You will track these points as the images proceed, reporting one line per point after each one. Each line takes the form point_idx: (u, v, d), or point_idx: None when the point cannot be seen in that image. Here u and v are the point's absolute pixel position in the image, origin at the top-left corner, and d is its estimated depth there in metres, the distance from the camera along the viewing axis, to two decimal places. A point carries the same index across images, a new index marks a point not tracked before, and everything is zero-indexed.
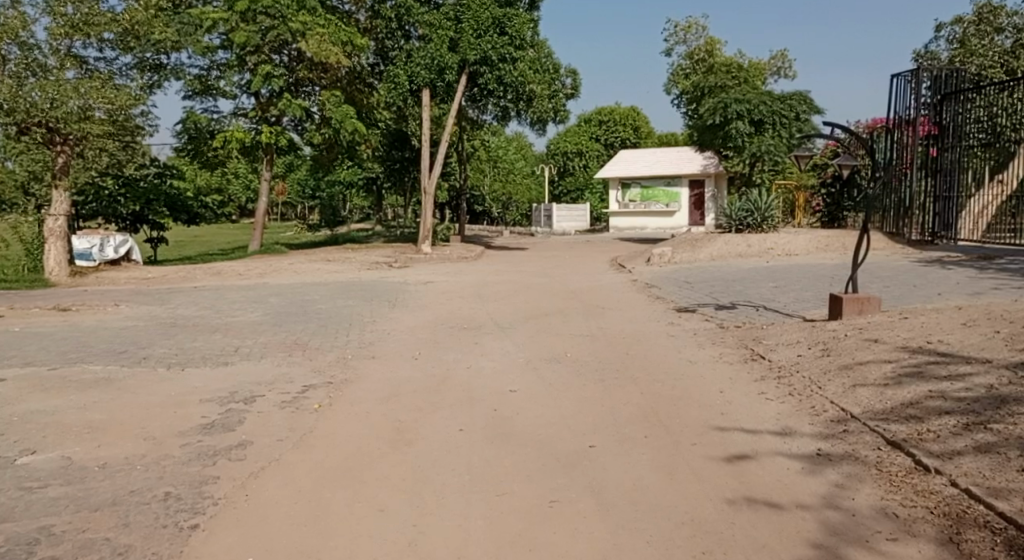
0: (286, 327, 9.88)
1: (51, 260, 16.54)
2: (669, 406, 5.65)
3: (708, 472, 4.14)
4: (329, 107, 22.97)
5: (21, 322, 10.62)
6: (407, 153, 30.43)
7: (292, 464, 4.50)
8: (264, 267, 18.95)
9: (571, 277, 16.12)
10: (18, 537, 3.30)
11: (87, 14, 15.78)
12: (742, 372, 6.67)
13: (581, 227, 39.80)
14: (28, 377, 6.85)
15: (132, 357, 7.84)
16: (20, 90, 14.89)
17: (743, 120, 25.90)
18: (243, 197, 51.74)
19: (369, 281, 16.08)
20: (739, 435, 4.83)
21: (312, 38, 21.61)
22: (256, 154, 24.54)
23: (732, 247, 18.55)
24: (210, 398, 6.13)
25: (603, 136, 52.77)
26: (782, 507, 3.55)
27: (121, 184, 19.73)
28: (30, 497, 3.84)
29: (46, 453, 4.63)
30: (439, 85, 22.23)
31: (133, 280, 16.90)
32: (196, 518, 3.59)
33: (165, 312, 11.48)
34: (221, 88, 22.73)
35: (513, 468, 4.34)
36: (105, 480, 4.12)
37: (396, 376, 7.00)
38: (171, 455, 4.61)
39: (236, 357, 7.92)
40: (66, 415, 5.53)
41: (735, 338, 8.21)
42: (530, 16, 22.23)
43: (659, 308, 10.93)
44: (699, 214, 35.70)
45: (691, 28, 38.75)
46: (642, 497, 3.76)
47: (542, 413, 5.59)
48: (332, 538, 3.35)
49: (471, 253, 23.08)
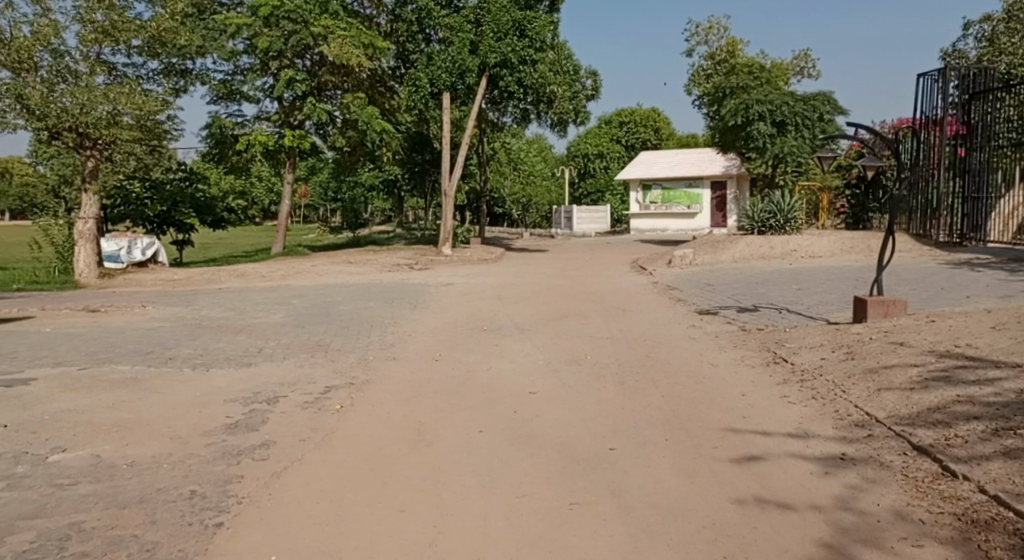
0: (308, 328, 9.98)
1: (81, 262, 16.80)
2: (690, 409, 5.64)
3: (728, 475, 4.12)
4: (353, 110, 23.29)
5: (53, 323, 10.82)
6: (428, 156, 30.50)
7: (315, 465, 4.54)
8: (286, 269, 19.16)
9: (592, 279, 16.09)
10: (51, 533, 3.38)
11: (116, 20, 16.02)
12: (763, 376, 6.61)
13: (602, 228, 39.77)
14: (59, 377, 7.00)
15: (159, 358, 7.96)
16: (51, 96, 15.20)
17: (765, 122, 25.39)
18: (265, 198, 52.34)
19: (390, 283, 16.13)
20: (759, 438, 4.80)
21: (334, 42, 21.76)
22: (279, 159, 24.80)
23: (755, 250, 18.39)
24: (234, 398, 6.21)
25: (625, 138, 52.62)
26: (797, 510, 3.53)
27: (147, 186, 20.17)
28: (61, 494, 3.92)
29: (76, 451, 4.72)
30: (459, 88, 22.23)
31: (160, 282, 17.16)
32: (221, 516, 3.64)
33: (191, 313, 11.64)
34: (245, 93, 23.02)
35: (534, 469, 4.35)
36: (133, 478, 4.21)
37: (416, 378, 7.05)
38: (196, 454, 4.69)
39: (259, 357, 8.01)
40: (97, 415, 5.64)
41: (757, 341, 8.17)
42: (551, 18, 22.25)
43: (681, 311, 10.88)
44: (720, 216, 35.50)
45: (712, 28, 38.57)
46: (662, 500, 3.76)
47: (563, 415, 5.59)
48: (355, 539, 3.38)
49: (491, 256, 23.15)
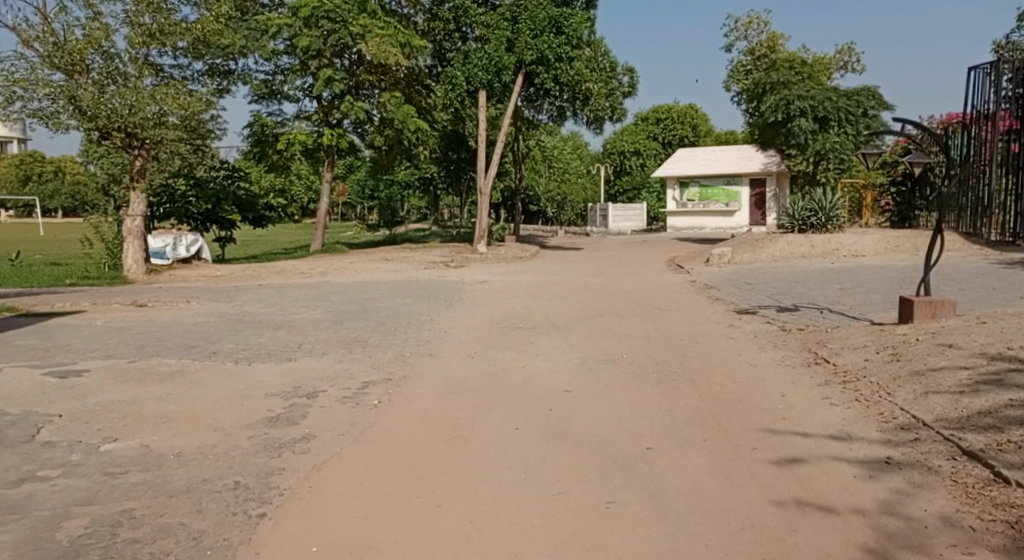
0: (346, 324, 10.12)
1: (129, 258, 17.31)
2: (729, 409, 5.57)
3: (769, 477, 4.06)
4: (389, 108, 23.52)
5: (102, 317, 11.18)
6: (463, 154, 30.65)
7: (353, 459, 4.61)
8: (325, 267, 19.46)
9: (628, 277, 15.99)
10: (103, 519, 3.50)
11: (163, 24, 16.41)
12: (804, 377, 6.50)
13: (638, 226, 39.49)
14: (110, 369, 7.23)
15: (203, 352, 8.17)
16: (102, 98, 15.69)
17: (806, 118, 24.84)
18: (304, 197, 53.18)
19: (426, 280, 16.25)
20: (801, 440, 4.72)
21: (372, 41, 22.03)
22: (318, 158, 25.18)
23: (795, 248, 18.06)
24: (275, 392, 6.34)
25: (662, 135, 52.06)
26: (838, 513, 3.48)
27: (192, 184, 20.61)
28: (113, 482, 4.06)
29: (126, 441, 4.88)
30: (496, 86, 22.29)
31: (203, 278, 17.58)
32: (263, 507, 3.73)
33: (234, 309, 11.91)
34: (285, 92, 23.41)
35: (570, 467, 4.35)
36: (180, 468, 4.33)
37: (452, 374, 7.10)
38: (239, 446, 4.80)
39: (299, 353, 8.15)
40: (145, 406, 5.81)
41: (798, 341, 8.03)
42: (587, 14, 22.15)
43: (719, 310, 10.75)
44: (759, 214, 34.95)
45: (751, 23, 37.95)
46: (700, 501, 3.73)
47: (599, 414, 5.56)
48: (393, 532, 3.43)
49: (526, 253, 23.16)
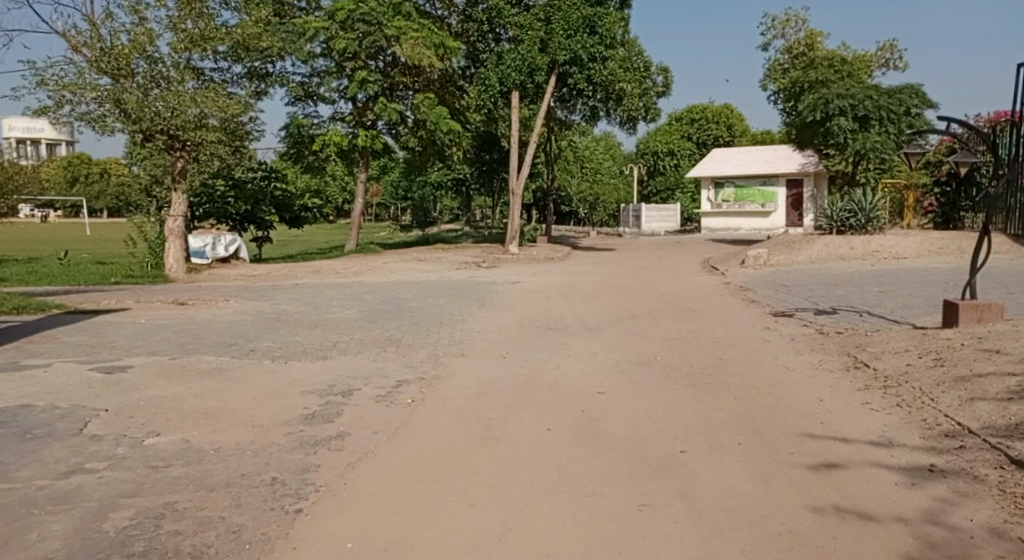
0: (380, 324, 10.22)
1: (170, 257, 17.73)
2: (765, 413, 5.49)
3: (806, 482, 3.99)
4: (422, 110, 23.70)
5: (145, 314, 11.47)
6: (496, 154, 30.73)
7: (387, 457, 4.66)
8: (359, 267, 19.68)
9: (661, 279, 15.86)
10: (147, 512, 3.59)
11: (203, 29, 16.78)
12: (843, 381, 6.37)
13: (671, 227, 39.14)
14: (152, 365, 7.42)
15: (242, 350, 8.33)
16: (146, 101, 16.13)
17: (846, 117, 24.10)
18: (338, 197, 53.84)
19: (459, 281, 16.34)
20: (840, 445, 4.63)
21: (406, 42, 22.31)
22: (352, 159, 25.47)
23: (833, 250, 17.71)
24: (311, 390, 6.44)
25: (696, 135, 51.38)
26: (879, 521, 3.41)
27: (230, 185, 21.02)
28: (156, 475, 4.16)
29: (168, 435, 5.00)
30: (529, 87, 22.32)
31: (241, 277, 17.94)
32: (300, 503, 3.79)
33: (271, 307, 12.12)
34: (321, 94, 23.74)
35: (603, 469, 4.33)
36: (220, 463, 4.43)
37: (485, 375, 7.12)
38: (277, 443, 4.89)
39: (334, 351, 8.27)
40: (186, 402, 5.94)
41: (836, 345, 7.88)
42: (621, 14, 22.04)
43: (754, 312, 10.61)
44: (796, 215, 34.35)
45: (789, 21, 37.37)
46: (736, 505, 3.69)
47: (632, 416, 5.53)
48: (426, 531, 3.46)
49: (558, 254, 23.11)
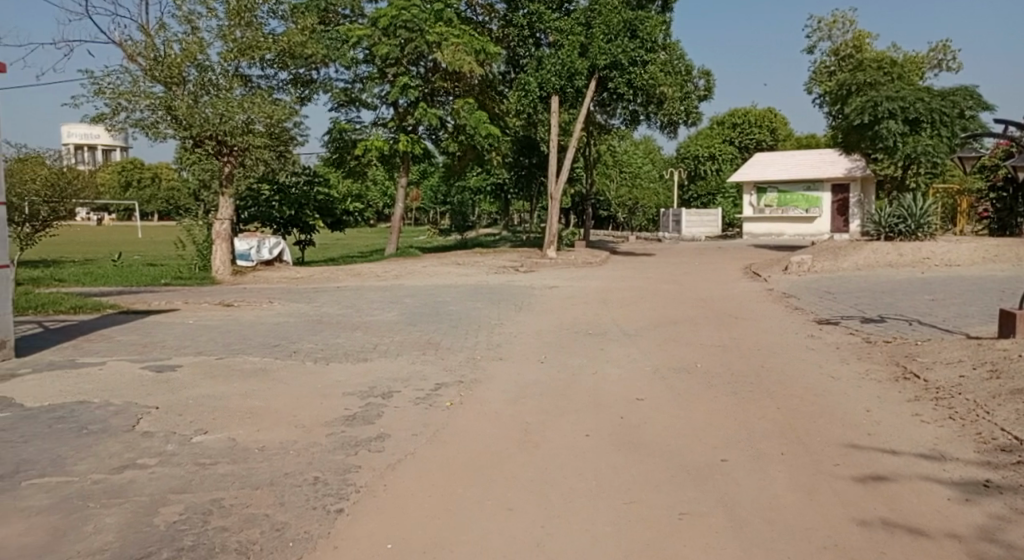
0: (419, 327, 10.32)
1: (217, 260, 18.22)
2: (809, 422, 5.37)
3: (853, 495, 3.89)
4: (462, 115, 23.90)
5: (193, 315, 11.78)
6: (535, 159, 30.82)
7: (426, 459, 4.69)
8: (399, 270, 19.89)
9: (702, 285, 15.67)
10: (195, 507, 3.68)
11: (251, 38, 17.21)
12: (892, 392, 6.19)
13: (712, 233, 38.68)
14: (200, 365, 7.62)
15: (285, 351, 8.49)
16: (195, 108, 16.57)
17: (896, 120, 23.43)
18: (379, 202, 54.59)
19: (497, 285, 16.40)
20: (888, 457, 4.51)
21: (447, 48, 22.52)
22: (393, 164, 25.79)
23: (882, 256, 17.24)
24: (352, 392, 6.53)
25: (738, 140, 50.06)
26: (929, 536, 3.31)
27: (275, 190, 21.47)
28: (204, 472, 4.27)
29: (215, 433, 5.13)
30: (568, 91, 22.30)
31: (284, 279, 18.30)
32: (341, 503, 3.84)
33: (313, 309, 12.34)
34: (363, 100, 24.10)
35: (642, 476, 4.30)
36: (264, 462, 4.52)
37: (523, 379, 7.12)
38: (318, 443, 4.96)
39: (374, 353, 8.37)
40: (232, 401, 6.08)
41: (885, 354, 7.67)
42: (662, 18, 21.88)
43: (799, 320, 10.40)
44: (842, 221, 33.58)
45: (836, 23, 36.62)
46: (780, 516, 3.62)
47: (671, 423, 5.47)
48: (464, 533, 3.47)
49: (596, 259, 23.04)
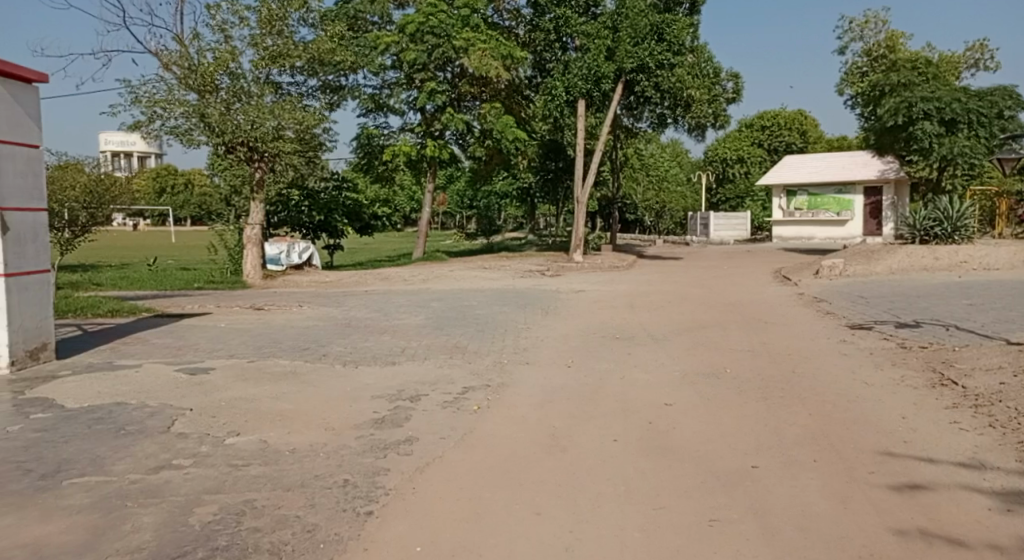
0: (447, 331, 10.37)
1: (248, 264, 18.52)
2: (842, 429, 5.28)
3: (889, 504, 3.81)
4: (489, 119, 23.99)
5: (225, 319, 11.98)
6: (561, 163, 30.82)
7: (454, 462, 4.71)
8: (426, 274, 20.01)
9: (731, 289, 15.51)
10: (229, 508, 3.74)
11: (282, 46, 17.49)
12: (929, 399, 6.06)
13: (741, 236, 38.29)
14: (232, 368, 7.74)
15: (315, 354, 8.59)
16: (228, 115, 16.85)
17: (931, 120, 22.97)
18: (406, 206, 55.01)
19: (524, 289, 16.40)
20: (925, 466, 4.41)
21: (474, 54, 22.65)
22: (420, 169, 25.97)
23: (917, 260, 16.88)
24: (381, 395, 6.59)
25: (767, 142, 49.97)
26: (970, 547, 3.23)
27: (305, 196, 21.73)
28: (237, 473, 4.34)
29: (247, 435, 5.20)
30: (595, 95, 22.26)
31: (314, 283, 18.52)
32: (371, 505, 3.87)
33: (342, 313, 12.46)
34: (391, 106, 24.32)
35: (671, 482, 4.26)
36: (295, 463, 4.57)
37: (551, 383, 7.11)
38: (348, 446, 5.01)
39: (402, 357, 8.43)
40: (263, 404, 6.17)
41: (921, 360, 7.51)
42: (690, 20, 21.73)
43: (831, 324, 10.24)
44: (875, 223, 32.95)
45: (868, 23, 36.03)
46: (812, 524, 3.56)
47: (701, 429, 5.41)
48: (492, 537, 3.48)
49: (624, 263, 22.94)
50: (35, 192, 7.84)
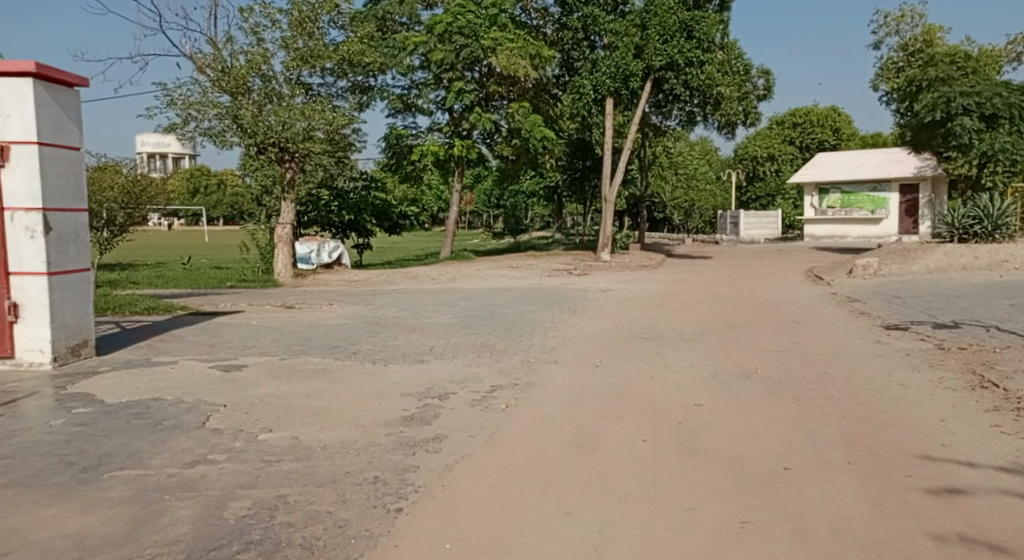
0: (475, 329, 10.40)
1: (279, 263, 18.80)
2: (877, 431, 5.18)
3: (927, 508, 3.73)
4: (517, 118, 24.00)
5: (256, 317, 12.16)
6: (588, 161, 30.73)
7: (483, 461, 4.72)
8: (454, 273, 20.11)
9: (762, 288, 15.33)
10: (263, 502, 3.80)
11: (313, 48, 17.69)
12: (968, 401, 5.92)
13: (772, 235, 37.78)
14: (264, 365, 7.85)
15: (345, 352, 8.67)
16: (260, 116, 17.08)
17: (971, 116, 22.39)
18: (433, 205, 55.28)
19: (551, 288, 16.38)
20: (964, 470, 4.31)
21: (502, 53, 22.62)
22: (448, 168, 26.09)
23: (955, 259, 16.50)
24: (410, 392, 6.63)
25: (799, 139, 48.94)
26: (1012, 553, 3.15)
27: (335, 195, 21.97)
28: (270, 469, 4.40)
29: (280, 432, 5.28)
30: (623, 94, 22.13)
31: (343, 282, 18.72)
32: (400, 502, 3.90)
33: (371, 312, 12.57)
34: (419, 106, 24.47)
35: (701, 483, 4.22)
36: (326, 460, 4.62)
37: (579, 383, 7.09)
38: (378, 443, 5.05)
39: (430, 355, 8.48)
40: (294, 401, 6.25)
41: (959, 362, 7.34)
42: (720, 16, 21.49)
43: (865, 324, 10.06)
44: (911, 222, 32.23)
45: (904, 17, 35.27)
46: (846, 527, 3.50)
47: (731, 430, 5.35)
48: (521, 536, 3.48)
49: (652, 262, 22.80)
50: (76, 194, 8.04)
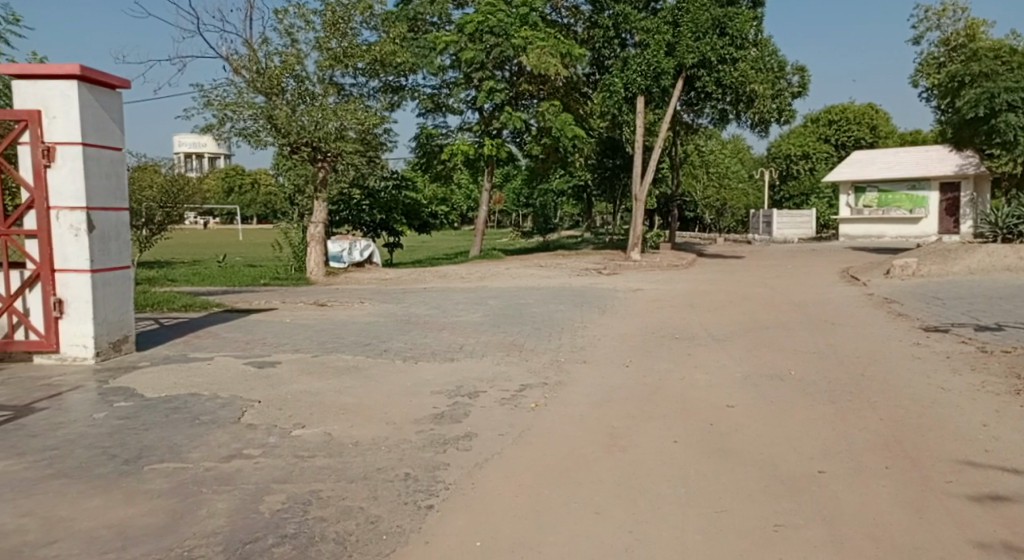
0: (505, 328, 10.42)
1: (311, 261, 19.04)
2: (915, 435, 5.07)
3: (968, 514, 3.64)
4: (547, 117, 23.95)
5: (289, 314, 12.34)
6: (618, 160, 30.59)
7: (513, 459, 4.73)
8: (483, 272, 20.15)
9: (796, 288, 15.10)
10: (297, 497, 3.85)
11: (346, 47, 17.90)
12: (1011, 406, 5.75)
13: (807, 234, 37.17)
14: (297, 362, 7.97)
15: (376, 349, 8.75)
16: (293, 116, 17.32)
17: (1017, 112, 21.87)
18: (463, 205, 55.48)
19: (580, 287, 16.34)
20: (1008, 476, 4.19)
21: (532, 52, 22.50)
22: (477, 167, 26.16)
23: (998, 260, 16.07)
24: (440, 390, 6.67)
25: (835, 137, 48.29)
26: None
27: (366, 195, 22.18)
28: (303, 464, 4.46)
29: (313, 428, 5.35)
30: (654, 91, 21.95)
31: (374, 280, 18.90)
32: (431, 499, 3.92)
33: (401, 310, 12.66)
34: (450, 105, 24.59)
35: (734, 485, 4.17)
36: (358, 456, 4.67)
37: (609, 382, 7.06)
38: (409, 440, 5.09)
39: (460, 353, 8.51)
40: (327, 397, 6.32)
41: (1002, 365, 7.14)
42: (753, 13, 21.22)
43: (903, 326, 9.85)
44: (951, 221, 31.34)
45: (946, 11, 34.44)
46: (884, 533, 3.43)
47: (765, 432, 5.28)
48: (551, 535, 3.48)
49: (682, 261, 22.58)
50: (117, 193, 8.25)
